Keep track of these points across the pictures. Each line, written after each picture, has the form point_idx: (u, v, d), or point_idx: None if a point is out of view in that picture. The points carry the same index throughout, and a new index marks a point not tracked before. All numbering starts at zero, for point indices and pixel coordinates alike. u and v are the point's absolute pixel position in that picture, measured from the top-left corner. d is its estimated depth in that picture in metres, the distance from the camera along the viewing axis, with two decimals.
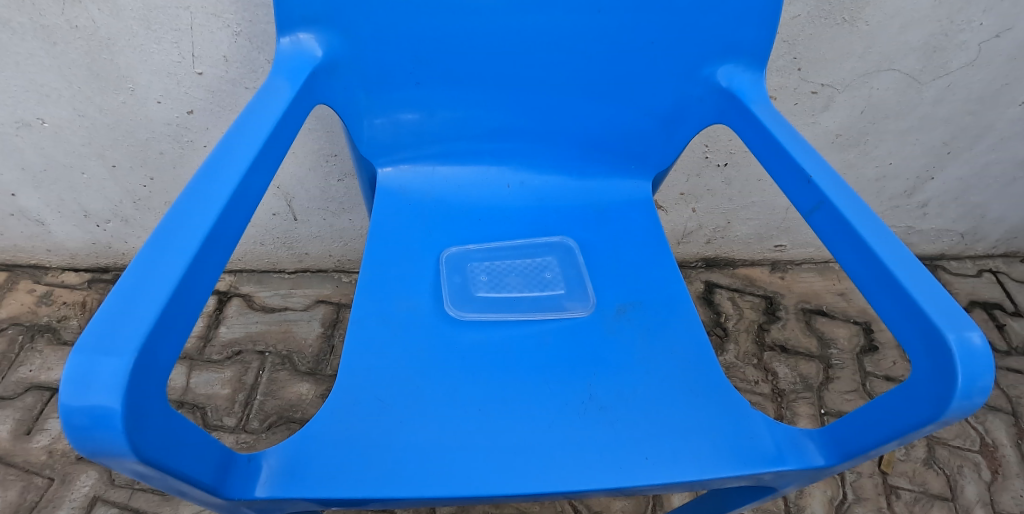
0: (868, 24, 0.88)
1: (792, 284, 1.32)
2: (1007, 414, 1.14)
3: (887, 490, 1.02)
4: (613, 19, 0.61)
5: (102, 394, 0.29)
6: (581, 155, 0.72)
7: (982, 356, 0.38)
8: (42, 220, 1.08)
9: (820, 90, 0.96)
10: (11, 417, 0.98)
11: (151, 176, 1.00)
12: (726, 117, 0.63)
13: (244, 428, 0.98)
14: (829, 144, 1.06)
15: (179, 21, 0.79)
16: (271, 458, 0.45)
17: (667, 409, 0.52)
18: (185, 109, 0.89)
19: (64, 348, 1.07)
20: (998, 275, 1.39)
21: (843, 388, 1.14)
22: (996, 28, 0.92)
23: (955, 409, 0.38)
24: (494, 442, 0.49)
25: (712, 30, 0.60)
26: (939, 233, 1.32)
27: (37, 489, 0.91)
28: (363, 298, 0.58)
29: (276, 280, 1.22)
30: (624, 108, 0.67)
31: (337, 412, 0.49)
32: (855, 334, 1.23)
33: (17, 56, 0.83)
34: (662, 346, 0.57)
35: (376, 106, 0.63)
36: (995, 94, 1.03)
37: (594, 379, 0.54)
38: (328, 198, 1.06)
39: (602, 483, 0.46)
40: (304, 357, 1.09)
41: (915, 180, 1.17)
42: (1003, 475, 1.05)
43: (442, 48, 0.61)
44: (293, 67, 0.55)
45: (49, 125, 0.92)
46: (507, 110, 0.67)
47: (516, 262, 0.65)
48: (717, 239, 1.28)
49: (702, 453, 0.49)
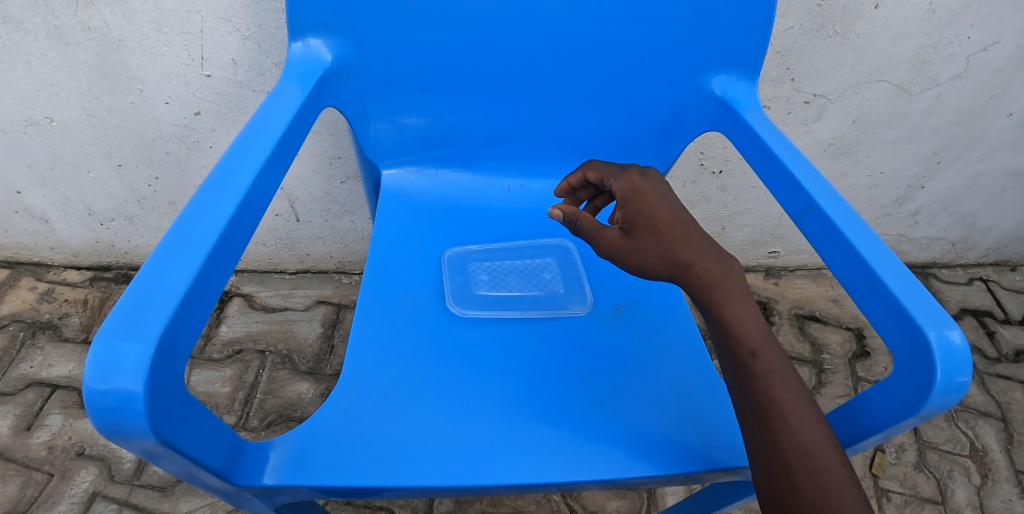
0: (859, 37, 0.91)
1: (785, 290, 1.34)
2: (997, 420, 1.16)
3: (878, 493, 1.04)
4: (612, 30, 0.63)
5: (125, 379, 0.30)
6: (580, 160, 0.74)
7: (961, 354, 0.40)
8: (46, 218, 1.10)
9: (813, 99, 0.99)
10: (11, 412, 0.99)
11: (157, 176, 1.02)
12: (720, 125, 0.65)
13: (244, 426, 0.99)
14: (822, 153, 1.09)
15: (190, 25, 0.81)
16: (278, 447, 0.46)
17: (660, 404, 0.54)
18: (193, 110, 0.91)
19: (65, 345, 1.08)
20: (989, 284, 1.41)
21: (835, 393, 1.16)
22: (984, 41, 0.95)
23: (935, 403, 0.40)
24: (494, 436, 0.50)
25: (708, 41, 0.62)
26: (930, 241, 1.34)
27: (37, 485, 0.91)
28: (367, 294, 0.60)
29: (277, 280, 1.23)
30: (622, 114, 0.69)
31: (341, 403, 0.51)
32: (847, 339, 1.25)
33: (28, 56, 0.84)
34: (656, 344, 0.59)
35: (382, 111, 0.66)
36: (983, 106, 1.05)
37: (592, 375, 0.56)
38: (331, 199, 1.08)
39: (598, 473, 0.48)
40: (304, 357, 1.10)
41: (906, 189, 1.19)
42: (993, 480, 1.07)
43: (447, 53, 0.63)
44: (304, 70, 0.57)
45: (57, 124, 0.93)
46: (509, 116, 0.69)
47: (517, 263, 0.67)
48: (713, 244, 1.30)
49: (694, 446, 0.51)
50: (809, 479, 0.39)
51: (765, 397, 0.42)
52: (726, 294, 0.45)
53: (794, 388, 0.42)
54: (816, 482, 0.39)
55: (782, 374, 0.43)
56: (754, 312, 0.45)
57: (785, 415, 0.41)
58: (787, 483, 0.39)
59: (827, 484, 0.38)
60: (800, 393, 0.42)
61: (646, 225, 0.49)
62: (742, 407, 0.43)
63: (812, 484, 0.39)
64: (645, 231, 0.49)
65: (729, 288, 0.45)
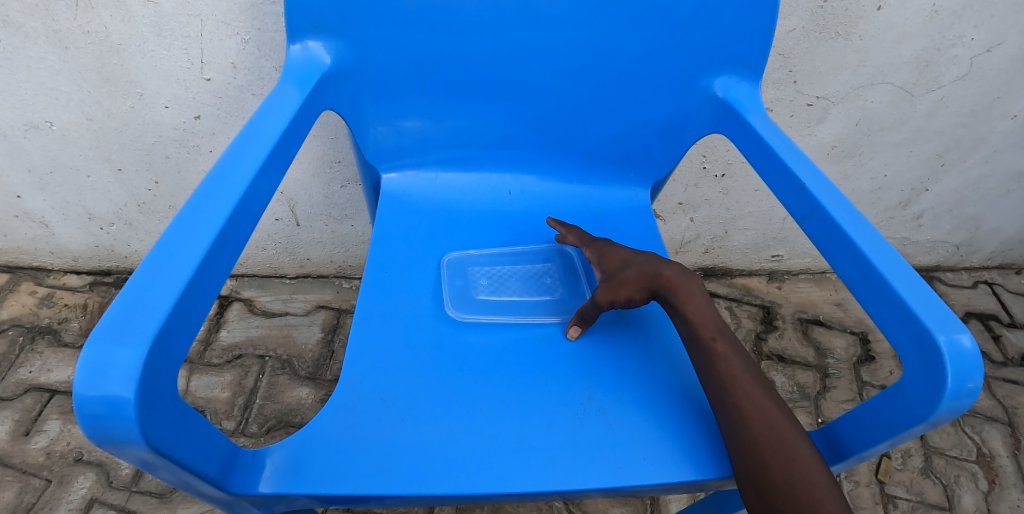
0: (862, 38, 0.90)
1: (788, 294, 1.33)
2: (1004, 425, 1.14)
3: (885, 499, 1.02)
4: (613, 32, 0.62)
5: (116, 384, 0.30)
6: (581, 163, 0.73)
7: (971, 358, 0.39)
8: (46, 223, 1.09)
9: (815, 102, 0.98)
10: (10, 418, 0.98)
11: (157, 180, 1.01)
12: (723, 127, 0.65)
13: (243, 431, 0.99)
14: (825, 155, 1.08)
15: (189, 28, 0.81)
16: (275, 454, 0.45)
17: (664, 409, 0.53)
18: (193, 114, 0.91)
19: (65, 350, 1.08)
20: (994, 287, 1.40)
21: (840, 397, 1.15)
22: (988, 42, 0.94)
23: (945, 408, 0.39)
24: (494, 442, 0.49)
25: (710, 42, 0.62)
26: (934, 244, 1.33)
27: (34, 491, 0.91)
28: (366, 299, 0.59)
29: (277, 285, 1.23)
30: (624, 116, 0.68)
31: (339, 410, 0.50)
32: (852, 344, 1.24)
33: (28, 60, 0.84)
34: (658, 349, 0.58)
35: (381, 114, 0.65)
36: (987, 107, 1.05)
37: (594, 379, 0.55)
38: (331, 204, 1.07)
39: (601, 481, 0.47)
40: (304, 362, 1.10)
41: (910, 191, 1.19)
42: (1000, 485, 1.06)
43: (446, 56, 0.63)
44: (302, 73, 0.57)
45: (57, 128, 0.93)
46: (510, 118, 0.69)
47: (517, 268, 0.66)
48: (715, 248, 1.29)
49: (700, 452, 0.50)
50: (776, 451, 0.44)
51: (728, 376, 0.49)
52: (688, 293, 0.55)
53: (752, 373, 0.50)
54: (782, 452, 0.44)
55: (738, 358, 0.51)
56: (712, 310, 0.54)
57: (748, 397, 0.48)
58: (759, 457, 0.44)
59: (791, 454, 0.44)
60: (759, 382, 0.49)
61: (621, 264, 0.60)
62: (709, 390, 0.50)
63: (780, 455, 0.44)
64: (623, 270, 0.59)
65: (690, 289, 0.55)
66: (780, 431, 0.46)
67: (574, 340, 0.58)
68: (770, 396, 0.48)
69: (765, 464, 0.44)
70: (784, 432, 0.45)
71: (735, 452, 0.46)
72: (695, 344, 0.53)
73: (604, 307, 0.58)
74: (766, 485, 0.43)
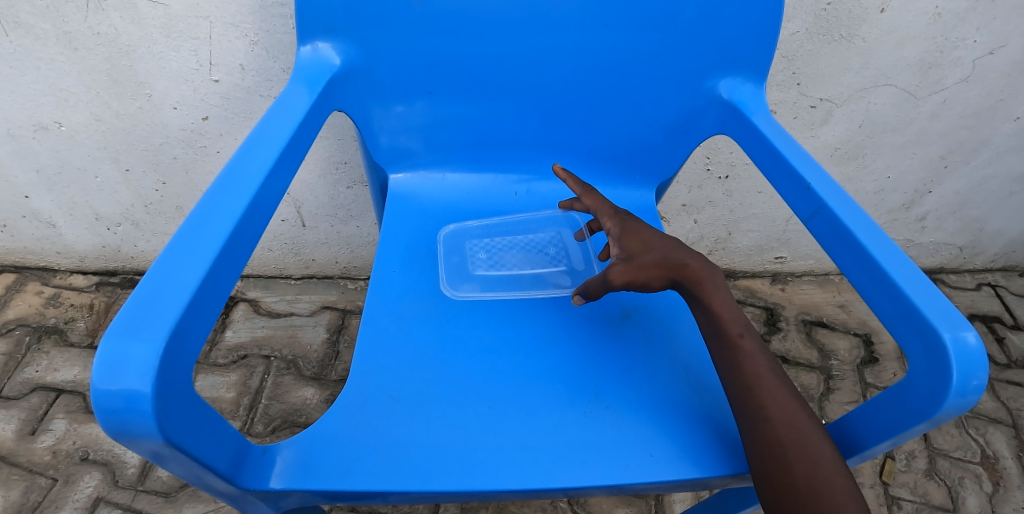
0: (865, 41, 0.91)
1: (792, 296, 1.33)
2: (1008, 427, 1.14)
3: (889, 501, 1.02)
4: (620, 34, 0.63)
5: (133, 378, 0.30)
6: (586, 164, 0.74)
7: (976, 355, 0.39)
8: (53, 223, 1.10)
9: (819, 104, 0.99)
10: (16, 416, 0.99)
11: (164, 180, 1.02)
12: (727, 127, 0.66)
13: (249, 431, 0.99)
14: (828, 157, 1.09)
15: (198, 30, 0.81)
16: (285, 451, 0.46)
17: (671, 408, 0.53)
18: (200, 115, 0.92)
19: (71, 350, 1.08)
20: (998, 289, 1.40)
21: (844, 399, 1.15)
22: (991, 44, 0.94)
23: (950, 406, 0.40)
24: (502, 441, 0.50)
25: (716, 44, 0.62)
26: (938, 246, 1.33)
27: (41, 490, 0.91)
28: (373, 298, 0.60)
29: (282, 286, 1.23)
30: (629, 118, 0.69)
31: (347, 408, 0.50)
32: (856, 346, 1.24)
33: (38, 61, 0.85)
34: (664, 348, 0.58)
35: (389, 115, 0.66)
36: (990, 109, 1.05)
37: (600, 378, 0.55)
38: (336, 204, 1.08)
39: (608, 478, 0.48)
40: (309, 362, 1.10)
41: (913, 193, 1.19)
42: (1005, 487, 1.06)
43: (454, 57, 0.63)
44: (312, 74, 0.57)
45: (65, 129, 0.93)
46: (516, 120, 0.69)
47: (511, 244, 0.70)
48: (719, 250, 1.29)
49: (705, 450, 0.50)
50: (801, 454, 0.44)
51: (753, 375, 0.48)
52: (713, 286, 0.53)
53: (776, 372, 0.49)
54: (806, 455, 0.44)
55: (764, 358, 0.50)
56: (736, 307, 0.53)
57: (774, 398, 0.47)
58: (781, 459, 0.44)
59: (815, 456, 0.44)
60: (784, 382, 0.49)
61: (642, 246, 0.57)
62: (730, 391, 0.49)
63: (804, 458, 0.44)
64: (644, 252, 0.56)
65: (715, 283, 0.54)
66: (805, 434, 0.45)
67: (579, 338, 0.59)
68: (795, 396, 0.48)
69: (788, 468, 0.44)
70: (807, 434, 0.45)
71: (756, 453, 0.46)
72: (721, 341, 0.51)
73: (616, 285, 0.55)
74: (787, 488, 0.43)
